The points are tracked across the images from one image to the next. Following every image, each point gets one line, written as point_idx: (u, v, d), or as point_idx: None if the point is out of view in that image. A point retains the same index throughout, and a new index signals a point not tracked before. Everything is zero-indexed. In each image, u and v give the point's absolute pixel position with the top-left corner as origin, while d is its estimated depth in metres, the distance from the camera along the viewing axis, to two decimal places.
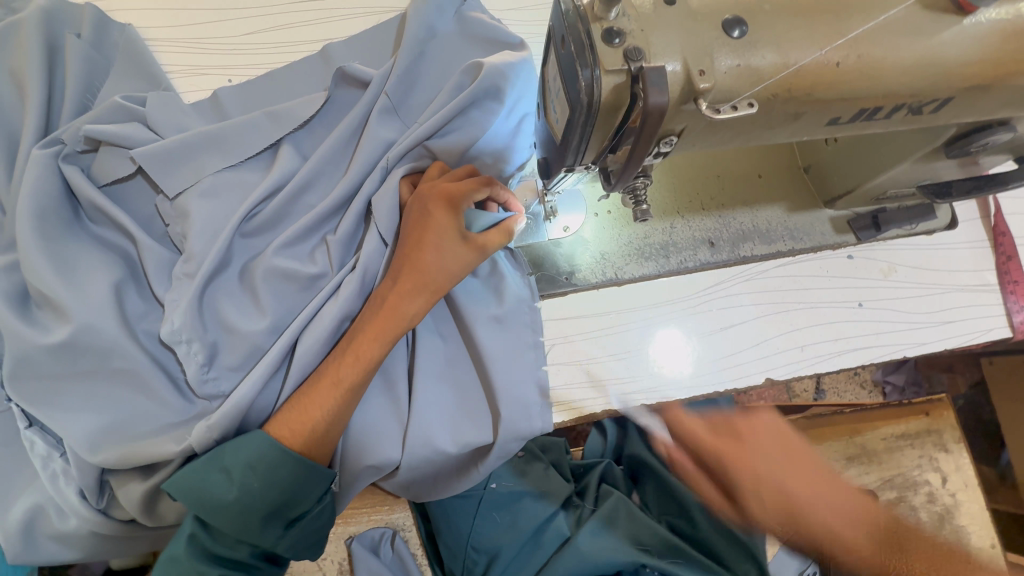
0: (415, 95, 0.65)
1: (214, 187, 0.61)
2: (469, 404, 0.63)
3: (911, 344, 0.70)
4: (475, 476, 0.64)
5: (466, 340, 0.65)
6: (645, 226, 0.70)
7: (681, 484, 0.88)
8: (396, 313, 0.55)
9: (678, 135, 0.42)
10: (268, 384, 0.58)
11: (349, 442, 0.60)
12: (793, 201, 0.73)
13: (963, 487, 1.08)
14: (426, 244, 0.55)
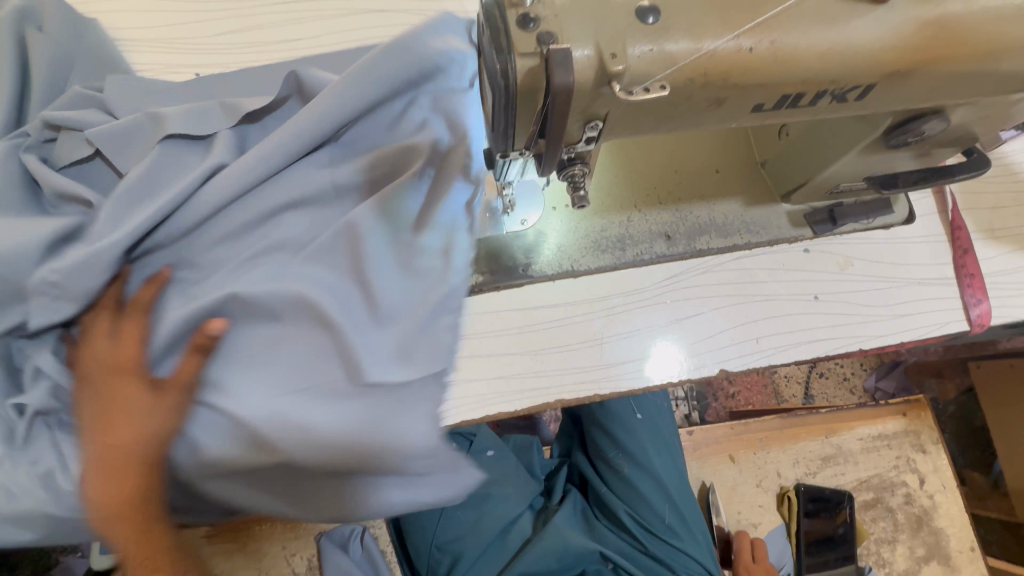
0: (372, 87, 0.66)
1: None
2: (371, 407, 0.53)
3: (867, 336, 0.70)
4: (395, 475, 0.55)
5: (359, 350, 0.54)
6: (602, 220, 0.72)
7: (611, 494, 0.89)
8: (116, 441, 0.49)
9: (604, 120, 0.43)
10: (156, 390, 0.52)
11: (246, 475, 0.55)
12: (751, 195, 0.74)
13: (942, 489, 1.07)
14: (115, 435, 0.49)
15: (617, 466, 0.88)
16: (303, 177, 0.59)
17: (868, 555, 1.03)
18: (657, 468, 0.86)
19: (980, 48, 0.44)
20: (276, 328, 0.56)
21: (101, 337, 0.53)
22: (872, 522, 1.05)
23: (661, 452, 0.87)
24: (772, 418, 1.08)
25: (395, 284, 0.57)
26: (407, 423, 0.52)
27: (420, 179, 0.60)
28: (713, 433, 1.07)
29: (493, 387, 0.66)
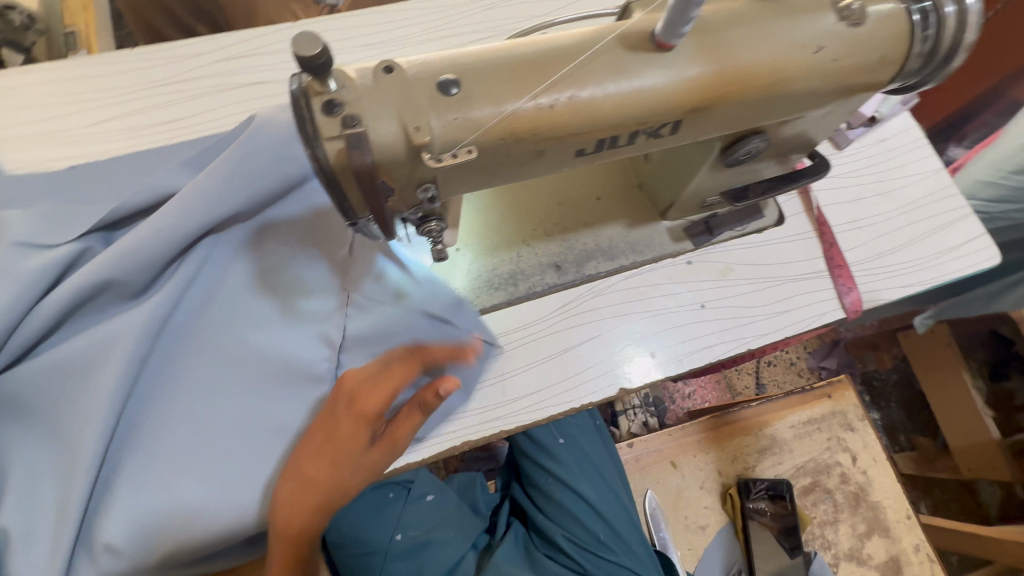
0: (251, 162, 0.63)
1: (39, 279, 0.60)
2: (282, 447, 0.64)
3: (752, 336, 0.74)
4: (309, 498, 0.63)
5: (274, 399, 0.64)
6: (493, 258, 0.74)
7: (547, 519, 0.88)
8: (329, 474, 0.58)
9: (435, 183, 0.46)
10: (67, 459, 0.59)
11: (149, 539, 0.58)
12: (632, 217, 0.78)
13: (874, 463, 1.11)
14: (341, 473, 0.58)
15: (550, 492, 0.87)
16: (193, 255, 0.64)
17: (813, 539, 1.07)
18: (587, 492, 0.86)
19: (764, 81, 0.49)
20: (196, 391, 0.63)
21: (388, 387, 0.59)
22: (813, 505, 1.08)
23: (591, 476, 0.87)
24: (708, 419, 1.12)
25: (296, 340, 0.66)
26: None
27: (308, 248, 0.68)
28: (655, 441, 1.10)
29: (397, 440, 0.66)
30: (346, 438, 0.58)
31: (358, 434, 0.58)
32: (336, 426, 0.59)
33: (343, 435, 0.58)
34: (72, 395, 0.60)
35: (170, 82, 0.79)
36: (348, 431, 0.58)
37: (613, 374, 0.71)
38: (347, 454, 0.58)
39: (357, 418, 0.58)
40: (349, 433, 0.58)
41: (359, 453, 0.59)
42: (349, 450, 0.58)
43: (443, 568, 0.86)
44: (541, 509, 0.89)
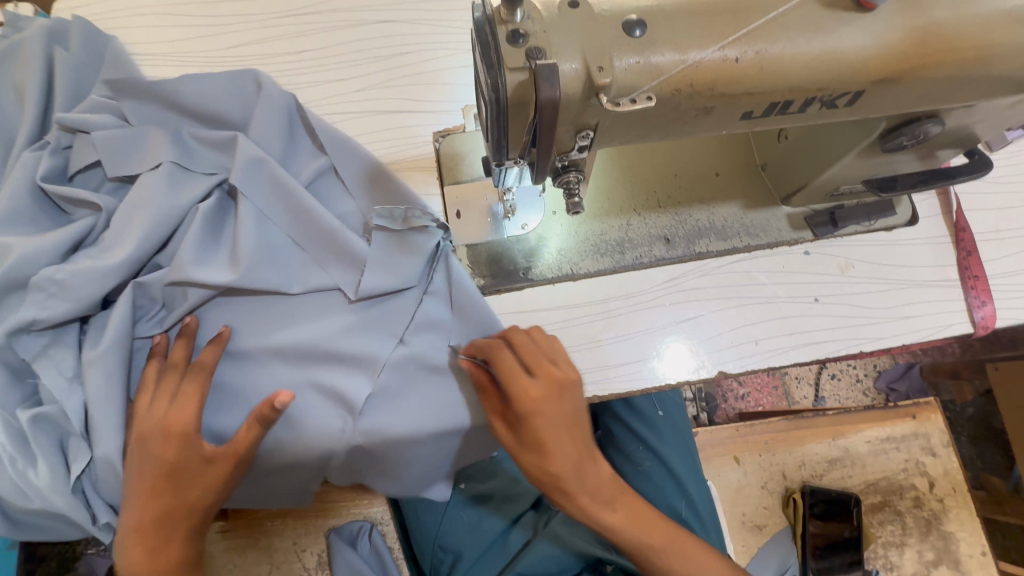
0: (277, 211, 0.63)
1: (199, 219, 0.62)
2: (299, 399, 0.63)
3: (870, 340, 0.70)
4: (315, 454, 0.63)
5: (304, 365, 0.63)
6: (602, 224, 0.73)
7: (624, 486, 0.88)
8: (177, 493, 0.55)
9: (595, 130, 0.45)
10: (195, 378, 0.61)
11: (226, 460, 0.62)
12: (751, 198, 0.74)
13: (953, 493, 1.06)
14: (184, 494, 0.55)
15: (637, 460, 0.88)
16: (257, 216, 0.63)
17: (875, 558, 1.03)
18: (676, 467, 0.85)
19: (966, 56, 0.44)
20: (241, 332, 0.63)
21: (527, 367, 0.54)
22: (880, 525, 1.04)
23: (682, 454, 0.87)
24: (779, 420, 1.08)
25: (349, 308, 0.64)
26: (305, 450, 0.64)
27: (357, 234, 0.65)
28: (719, 434, 1.08)
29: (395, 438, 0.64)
30: (172, 455, 0.55)
31: (187, 466, 0.55)
32: (159, 448, 0.55)
33: (170, 459, 0.54)
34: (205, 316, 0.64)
35: (301, 15, 0.81)
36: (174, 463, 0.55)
37: (714, 358, 0.70)
38: (198, 482, 0.56)
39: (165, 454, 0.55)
40: (173, 449, 0.55)
41: (192, 478, 0.55)
42: (184, 475, 0.55)
43: (503, 521, 0.88)
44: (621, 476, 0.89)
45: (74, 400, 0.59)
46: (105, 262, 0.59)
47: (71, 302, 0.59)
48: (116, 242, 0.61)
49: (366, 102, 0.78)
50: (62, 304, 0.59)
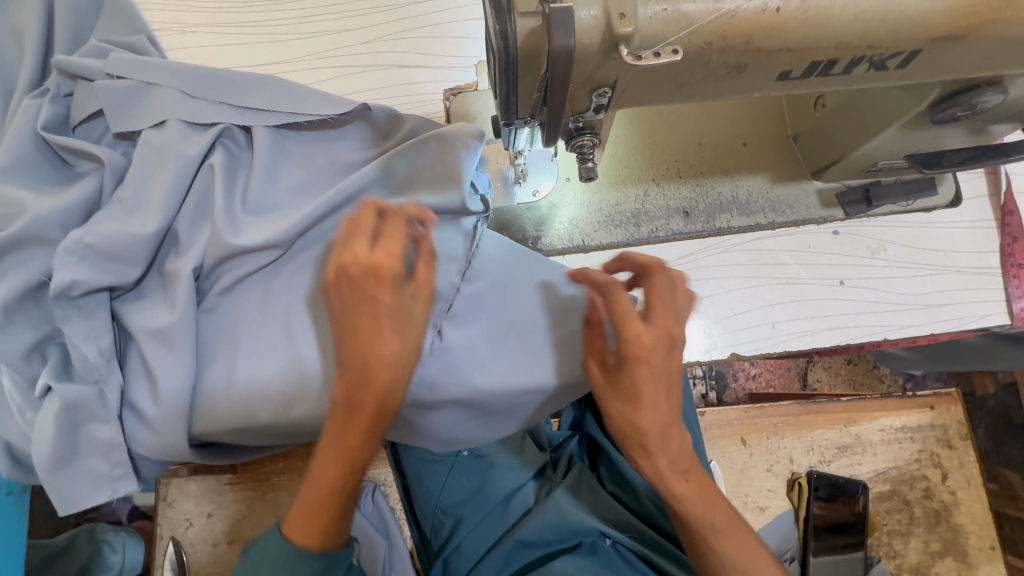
0: (280, 177, 0.66)
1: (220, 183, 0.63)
2: (292, 345, 0.62)
3: (895, 327, 0.66)
4: (300, 412, 0.62)
5: (306, 308, 0.64)
6: (618, 194, 0.69)
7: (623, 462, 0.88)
8: (371, 344, 0.49)
9: (613, 88, 0.41)
10: (207, 340, 0.63)
11: (221, 409, 0.62)
12: (779, 171, 0.70)
13: (965, 485, 1.03)
14: (379, 343, 0.50)
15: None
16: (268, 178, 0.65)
17: (878, 545, 1.01)
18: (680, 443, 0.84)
19: None
20: (254, 288, 0.65)
21: (660, 312, 0.53)
22: (887, 514, 1.02)
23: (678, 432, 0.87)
24: (789, 403, 1.06)
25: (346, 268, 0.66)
26: (305, 403, 0.62)
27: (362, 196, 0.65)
28: (726, 415, 1.06)
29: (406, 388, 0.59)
30: (385, 297, 0.50)
31: (647, 385, 0.52)
32: (376, 283, 0.50)
33: (380, 295, 0.50)
34: (217, 278, 0.64)
35: None
36: (636, 377, 0.52)
37: (727, 339, 0.67)
38: (393, 327, 0.51)
39: (659, 378, 0.53)
40: (384, 288, 0.50)
41: (394, 324, 0.50)
42: (376, 314, 0.50)
43: (504, 490, 0.87)
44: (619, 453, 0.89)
45: (111, 380, 0.60)
46: (126, 226, 0.59)
47: (98, 270, 0.58)
48: (136, 208, 0.61)
49: (374, 57, 0.75)
50: (86, 269, 0.58)
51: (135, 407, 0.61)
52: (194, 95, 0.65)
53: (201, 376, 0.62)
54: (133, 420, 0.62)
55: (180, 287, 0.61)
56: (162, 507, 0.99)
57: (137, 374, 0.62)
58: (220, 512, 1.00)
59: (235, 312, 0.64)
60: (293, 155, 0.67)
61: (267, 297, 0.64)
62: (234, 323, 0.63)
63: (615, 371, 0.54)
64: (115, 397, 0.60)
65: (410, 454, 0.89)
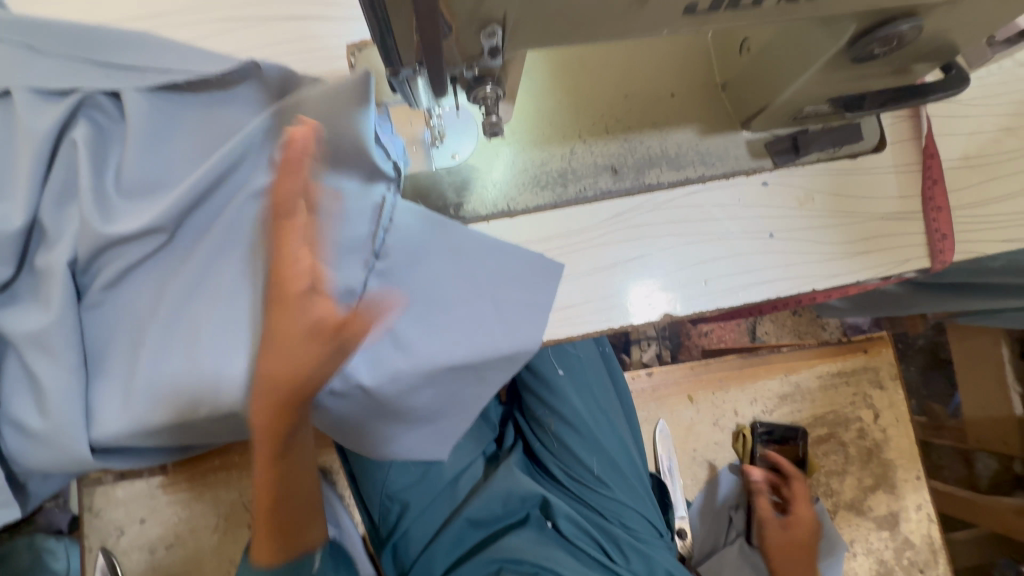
0: (165, 149, 0.58)
1: (89, 164, 0.55)
2: (192, 340, 0.56)
3: (817, 278, 0.66)
4: (208, 409, 0.57)
5: (205, 297, 0.57)
6: (543, 153, 0.65)
7: (546, 451, 0.84)
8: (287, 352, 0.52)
9: (503, 26, 0.37)
10: (95, 340, 0.57)
11: (113, 416, 0.55)
12: (708, 121, 0.67)
13: (895, 423, 1.09)
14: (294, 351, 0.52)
15: (545, 423, 0.81)
16: (156, 150, 0.58)
17: (817, 486, 1.06)
18: (592, 424, 0.81)
19: None
20: (146, 279, 0.58)
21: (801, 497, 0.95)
22: (824, 456, 1.07)
23: (603, 417, 0.82)
24: (733, 358, 1.08)
25: (245, 248, 0.59)
26: (215, 397, 0.56)
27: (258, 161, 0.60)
28: (673, 374, 1.07)
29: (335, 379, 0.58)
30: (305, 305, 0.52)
31: (803, 547, 0.93)
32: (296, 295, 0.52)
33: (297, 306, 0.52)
34: (97, 269, 0.57)
35: None
36: (797, 520, 0.94)
37: (659, 300, 0.64)
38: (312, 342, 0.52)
39: (813, 514, 0.95)
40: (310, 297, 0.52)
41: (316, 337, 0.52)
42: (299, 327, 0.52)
43: (450, 472, 0.84)
44: (542, 442, 0.84)
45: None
46: None
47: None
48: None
49: (267, 6, 0.67)
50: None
51: (15, 421, 0.54)
52: (60, 54, 0.57)
53: (93, 378, 0.56)
54: (14, 437, 0.55)
55: (54, 284, 0.54)
56: (87, 517, 0.92)
57: (13, 387, 0.54)
58: (154, 514, 0.94)
59: (123, 307, 0.57)
60: (174, 121, 0.59)
61: (160, 288, 0.58)
62: (128, 321, 0.57)
63: (790, 521, 0.94)
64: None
65: None
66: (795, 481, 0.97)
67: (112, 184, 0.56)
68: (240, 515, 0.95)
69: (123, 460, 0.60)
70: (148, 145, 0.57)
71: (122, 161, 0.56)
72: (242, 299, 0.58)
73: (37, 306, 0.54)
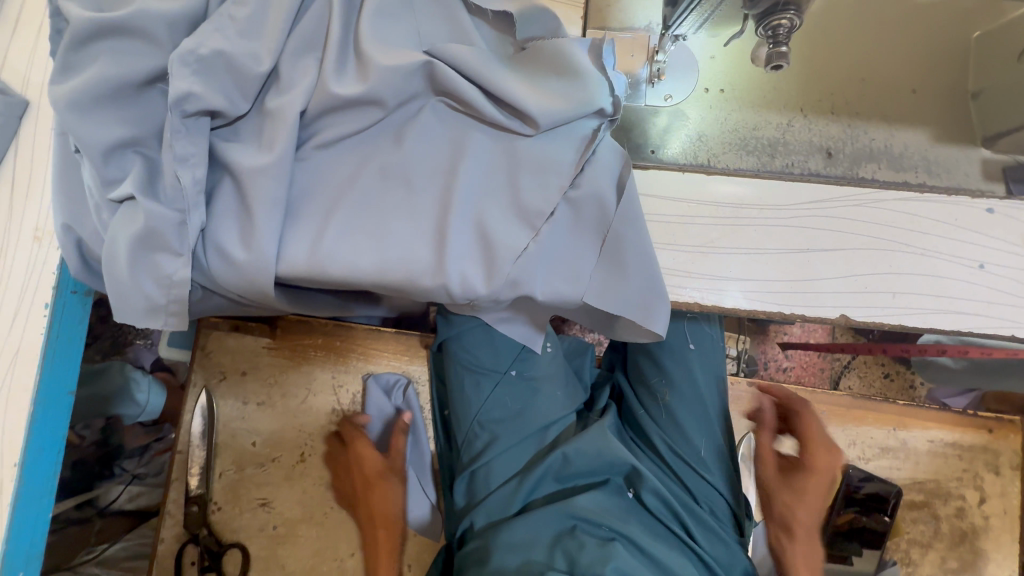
0: (397, 24, 0.59)
1: (339, 24, 0.57)
2: (382, 209, 0.58)
3: (1022, 323, 0.60)
4: (376, 280, 0.58)
5: (403, 176, 0.59)
6: (760, 118, 0.62)
7: (649, 420, 0.85)
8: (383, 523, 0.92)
9: None
10: (295, 190, 0.59)
11: (295, 261, 0.57)
12: (944, 129, 0.62)
13: (1001, 513, 1.00)
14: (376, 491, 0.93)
15: (658, 393, 0.84)
16: (390, 24, 0.58)
17: (896, 550, 0.99)
18: (709, 407, 0.82)
19: None
20: (350, 146, 0.60)
21: (822, 445, 0.91)
22: (911, 522, 1.00)
23: (715, 403, 0.83)
24: (842, 394, 1.02)
25: (447, 140, 0.60)
26: (387, 268, 0.57)
27: (486, 55, 0.59)
28: (773, 391, 1.02)
29: (501, 285, 0.58)
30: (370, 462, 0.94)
31: (813, 504, 0.90)
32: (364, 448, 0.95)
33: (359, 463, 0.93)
34: (317, 125, 0.59)
35: None
36: (810, 470, 0.90)
37: (845, 302, 0.60)
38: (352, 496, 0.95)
39: (830, 473, 0.90)
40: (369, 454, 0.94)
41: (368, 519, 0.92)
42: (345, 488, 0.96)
43: (544, 419, 0.84)
44: (644, 407, 0.85)
45: (195, 213, 0.55)
46: (241, 46, 0.55)
47: (204, 86, 0.54)
48: (251, 32, 0.56)
49: None
50: (194, 82, 0.53)
51: (215, 244, 0.57)
52: None
53: (286, 224, 0.58)
54: (207, 260, 0.58)
55: (282, 129, 0.56)
56: (198, 357, 0.99)
57: (221, 214, 0.58)
58: (254, 373, 1.00)
59: (323, 166, 0.60)
60: (411, 6, 0.60)
61: (364, 157, 0.59)
62: (327, 180, 0.59)
63: (793, 467, 0.92)
64: (195, 231, 0.56)
65: (455, 361, 0.85)
66: (811, 423, 0.93)
67: (351, 49, 0.58)
68: (328, 397, 1.00)
69: (286, 303, 0.63)
70: (383, 17, 0.58)
71: (359, 25, 0.57)
72: (436, 185, 0.59)
73: (260, 147, 0.58)
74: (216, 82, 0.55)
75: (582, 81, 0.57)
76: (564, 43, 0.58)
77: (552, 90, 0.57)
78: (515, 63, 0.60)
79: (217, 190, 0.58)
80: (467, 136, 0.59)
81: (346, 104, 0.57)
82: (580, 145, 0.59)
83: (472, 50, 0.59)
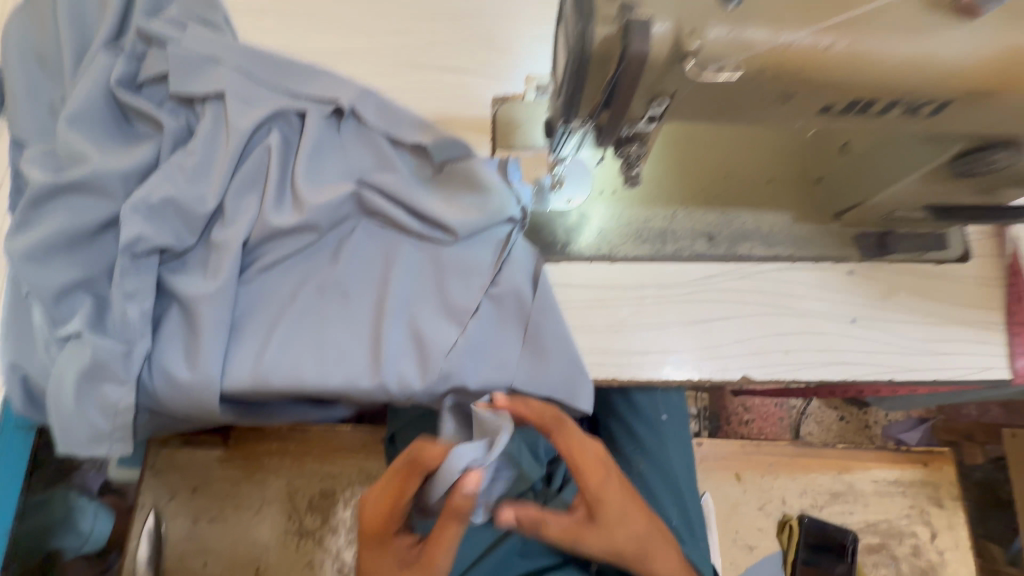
0: (327, 160, 0.68)
1: (277, 166, 0.66)
2: (320, 318, 0.64)
3: (897, 367, 0.68)
4: (315, 386, 0.62)
5: (339, 288, 0.65)
6: (649, 212, 0.72)
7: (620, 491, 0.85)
8: None
9: (670, 100, 0.45)
10: (239, 310, 0.64)
11: (239, 376, 0.61)
12: (802, 208, 0.73)
13: (953, 547, 1.04)
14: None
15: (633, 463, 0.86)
16: (324, 162, 0.68)
17: None
18: (677, 472, 0.84)
19: None
20: (290, 266, 0.66)
21: (589, 454, 0.63)
22: (874, 567, 1.02)
23: (684, 472, 0.85)
24: (786, 444, 1.07)
25: (378, 253, 0.67)
26: (326, 375, 0.62)
27: (408, 178, 0.68)
28: (722, 448, 1.06)
29: (436, 379, 0.63)
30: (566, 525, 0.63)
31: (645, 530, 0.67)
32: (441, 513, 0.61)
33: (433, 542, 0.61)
34: (260, 251, 0.66)
35: None
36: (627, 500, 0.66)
37: (744, 364, 0.68)
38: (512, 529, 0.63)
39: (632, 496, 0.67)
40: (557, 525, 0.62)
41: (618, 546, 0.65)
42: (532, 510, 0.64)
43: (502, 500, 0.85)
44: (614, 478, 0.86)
45: (142, 342, 0.60)
46: (188, 191, 0.62)
47: (154, 229, 0.61)
48: (197, 178, 0.64)
49: (431, 57, 0.78)
50: (145, 226, 0.60)
51: (162, 369, 0.61)
52: (258, 74, 0.68)
53: (230, 343, 0.63)
54: (153, 384, 0.61)
55: (226, 259, 0.63)
56: (147, 476, 0.97)
57: (167, 340, 0.62)
58: (207, 487, 0.98)
59: (265, 286, 0.66)
60: (340, 143, 0.70)
61: (303, 274, 0.66)
62: (268, 298, 0.65)
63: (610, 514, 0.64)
64: (141, 359, 0.60)
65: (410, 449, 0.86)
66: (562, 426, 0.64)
67: (288, 184, 0.66)
68: (285, 504, 0.98)
69: (233, 415, 0.66)
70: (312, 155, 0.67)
71: (295, 164, 0.66)
72: (371, 293, 0.65)
73: (206, 275, 0.64)
74: (166, 223, 0.62)
75: (492, 195, 0.67)
76: (474, 164, 0.68)
77: (466, 204, 0.66)
78: (434, 182, 0.69)
79: (166, 317, 0.63)
80: (396, 248, 0.67)
81: (285, 232, 0.65)
82: (500, 247, 0.67)
83: (395, 176, 0.68)
